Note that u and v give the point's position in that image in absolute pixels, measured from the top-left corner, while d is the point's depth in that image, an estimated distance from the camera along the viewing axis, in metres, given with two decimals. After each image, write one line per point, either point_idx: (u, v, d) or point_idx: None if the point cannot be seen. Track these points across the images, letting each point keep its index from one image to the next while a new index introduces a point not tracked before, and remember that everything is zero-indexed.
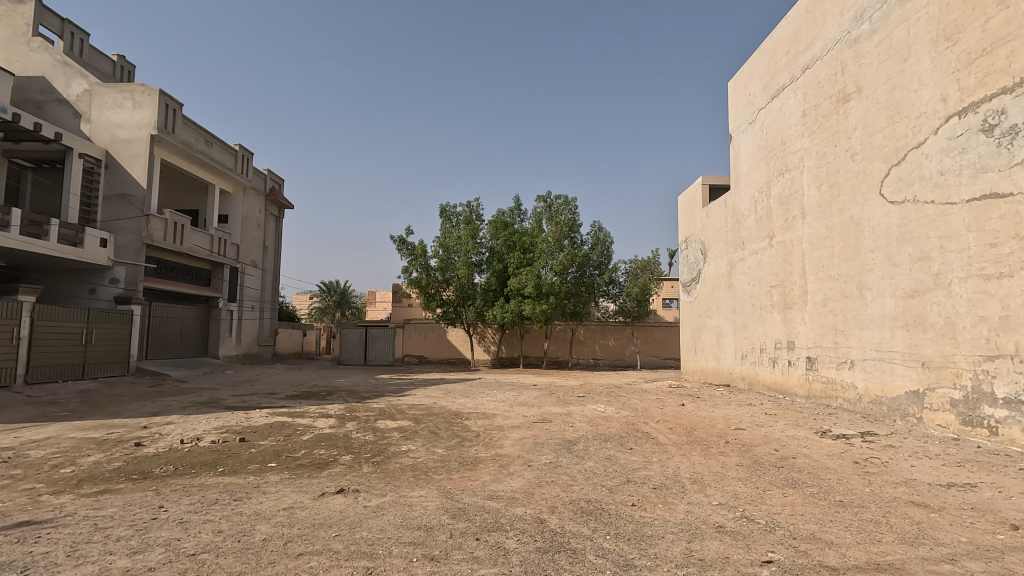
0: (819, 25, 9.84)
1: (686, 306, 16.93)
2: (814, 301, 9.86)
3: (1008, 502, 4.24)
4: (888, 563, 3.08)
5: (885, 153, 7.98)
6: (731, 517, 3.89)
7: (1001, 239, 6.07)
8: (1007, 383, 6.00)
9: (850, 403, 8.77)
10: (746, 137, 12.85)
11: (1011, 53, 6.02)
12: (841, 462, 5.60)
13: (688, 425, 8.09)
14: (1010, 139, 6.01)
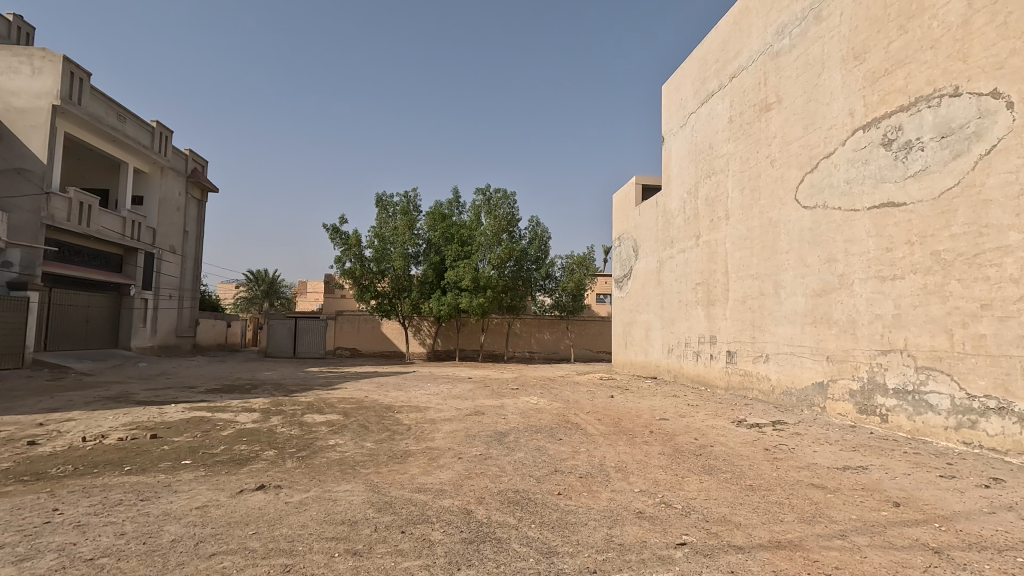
0: (745, 36, 10.37)
1: (618, 301, 17.42)
2: (734, 298, 10.46)
3: (893, 482, 4.69)
4: (789, 541, 3.33)
5: (801, 160, 8.55)
6: (650, 503, 4.07)
7: (895, 245, 6.66)
8: (897, 375, 6.60)
9: (764, 394, 9.37)
10: (677, 139, 13.36)
11: (908, 75, 6.60)
12: (753, 449, 5.98)
13: (616, 416, 8.39)
14: (905, 153, 6.59)
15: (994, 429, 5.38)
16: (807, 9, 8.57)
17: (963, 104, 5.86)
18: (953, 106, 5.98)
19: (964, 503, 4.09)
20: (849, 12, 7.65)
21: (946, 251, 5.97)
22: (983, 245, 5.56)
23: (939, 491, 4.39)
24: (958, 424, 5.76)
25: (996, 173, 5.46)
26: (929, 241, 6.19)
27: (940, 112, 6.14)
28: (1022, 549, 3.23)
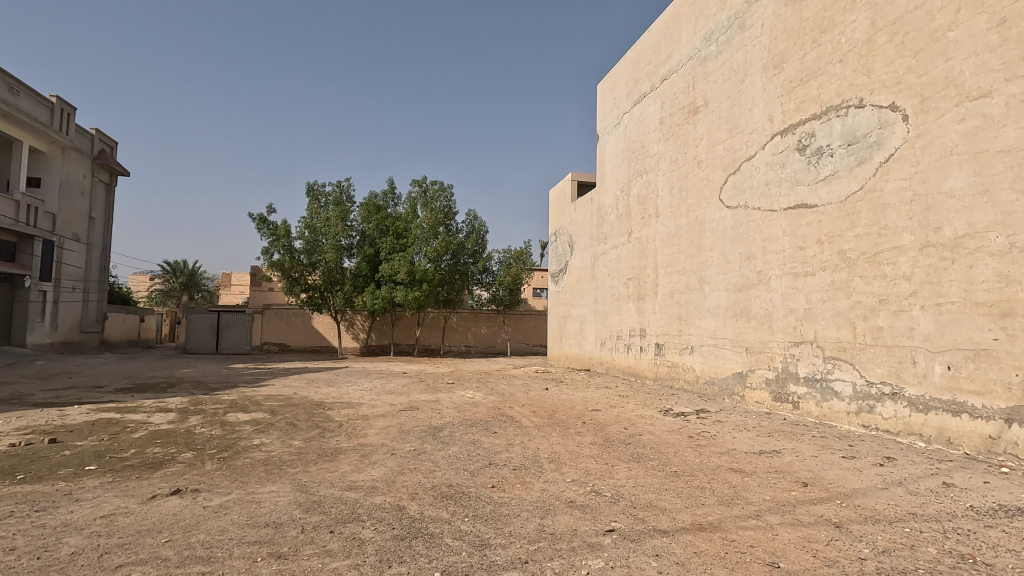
0: (676, 41, 10.76)
1: (553, 296, 17.68)
2: (663, 293, 10.89)
3: (802, 463, 5.05)
4: (709, 523, 3.51)
5: (725, 162, 9.00)
6: (581, 492, 4.17)
7: (807, 244, 7.16)
8: (807, 365, 7.11)
9: (689, 384, 9.82)
10: (611, 138, 13.70)
11: (820, 86, 7.09)
12: (679, 437, 6.26)
13: (550, 408, 8.53)
14: (817, 158, 7.08)
15: (889, 413, 5.92)
16: (732, 18, 9.01)
17: (867, 115, 6.36)
18: (858, 116, 6.48)
19: (862, 480, 4.47)
20: (769, 23, 8.10)
21: (851, 250, 6.48)
22: (881, 245, 6.08)
23: (841, 471, 4.78)
24: (859, 409, 6.28)
25: (893, 179, 5.97)
26: (836, 241, 6.69)
27: (847, 122, 6.64)
28: (909, 520, 3.57)
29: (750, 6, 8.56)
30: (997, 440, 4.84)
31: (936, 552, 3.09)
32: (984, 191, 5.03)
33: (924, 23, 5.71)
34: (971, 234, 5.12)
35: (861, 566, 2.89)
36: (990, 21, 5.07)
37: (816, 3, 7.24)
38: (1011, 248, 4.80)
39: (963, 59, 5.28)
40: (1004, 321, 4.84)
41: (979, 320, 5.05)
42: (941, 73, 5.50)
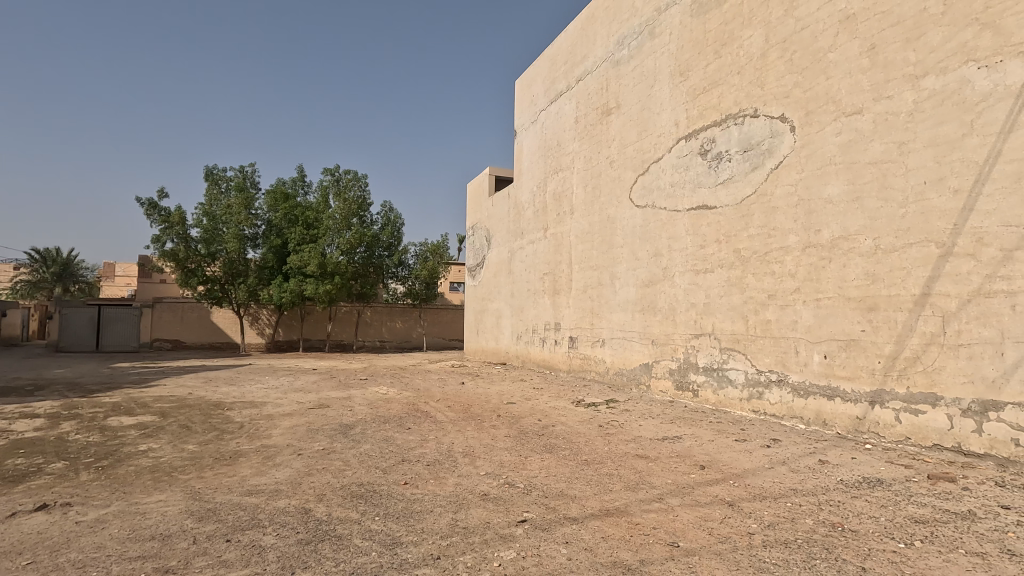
0: (591, 43, 11.06)
1: (470, 290, 17.66)
2: (576, 288, 11.21)
3: (700, 448, 5.40)
4: (616, 508, 3.66)
5: (635, 163, 9.39)
6: (495, 484, 4.20)
7: (707, 243, 7.65)
8: (706, 355, 7.61)
9: (600, 375, 10.19)
10: (528, 134, 13.86)
11: (720, 95, 7.58)
12: (589, 427, 6.48)
13: (465, 402, 8.51)
14: (717, 163, 7.57)
15: (775, 399, 6.47)
16: (643, 25, 9.40)
17: (760, 124, 6.89)
18: (753, 125, 7.00)
19: (752, 461, 4.86)
20: (677, 33, 8.54)
21: (745, 250, 7.00)
22: (771, 245, 6.62)
23: (734, 453, 5.16)
24: (749, 395, 6.83)
25: (782, 185, 6.52)
26: (733, 240, 7.20)
27: (743, 130, 7.15)
28: (790, 496, 3.93)
29: (659, 15, 8.98)
30: (863, 420, 5.45)
31: (812, 523, 3.42)
32: (856, 198, 5.62)
33: (810, 43, 6.25)
34: (845, 236, 5.70)
35: (750, 540, 3.13)
36: (863, 45, 5.64)
37: (717, 17, 7.72)
38: (876, 250, 5.41)
39: (841, 78, 5.85)
40: (870, 315, 5.44)
41: (850, 313, 5.65)
42: (823, 90, 6.06)
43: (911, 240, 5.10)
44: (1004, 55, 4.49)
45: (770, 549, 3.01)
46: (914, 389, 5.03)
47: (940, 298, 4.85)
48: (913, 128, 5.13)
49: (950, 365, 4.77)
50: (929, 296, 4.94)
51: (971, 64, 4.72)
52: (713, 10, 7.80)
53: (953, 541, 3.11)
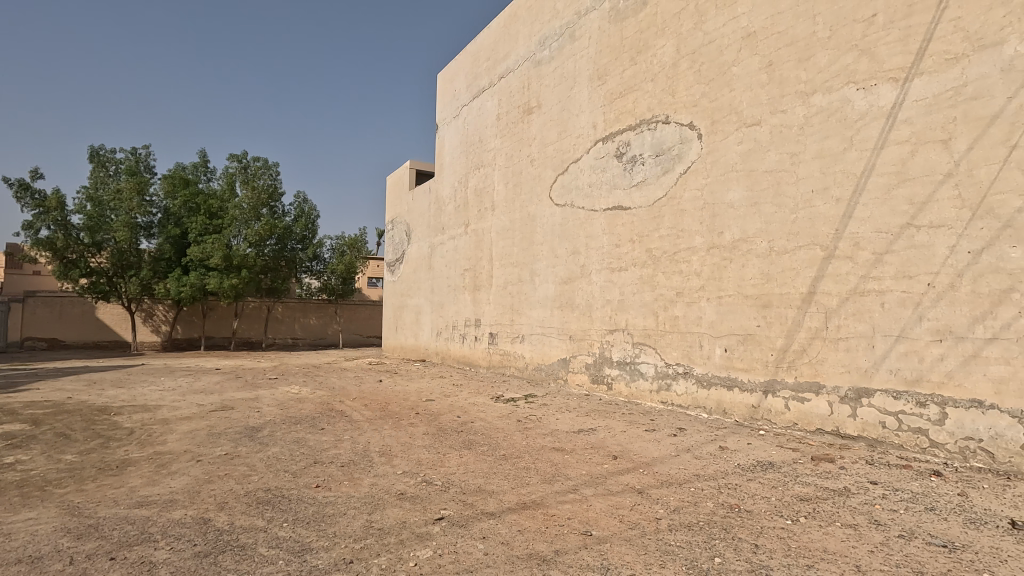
0: (513, 41, 11.14)
1: (389, 286, 17.24)
2: (497, 284, 11.27)
3: (613, 439, 5.61)
4: (533, 501, 3.72)
5: (555, 162, 9.58)
6: (412, 483, 4.13)
7: (622, 242, 7.96)
8: (620, 350, 7.92)
9: (519, 371, 10.32)
10: (450, 129, 13.74)
11: (635, 101, 7.90)
12: (508, 422, 6.54)
13: (383, 400, 8.30)
14: (631, 166, 7.88)
15: (682, 390, 6.86)
16: (564, 27, 9.59)
17: (671, 130, 7.25)
18: (665, 131, 7.35)
19: (660, 450, 5.13)
20: (595, 37, 8.79)
21: (656, 249, 7.36)
22: (680, 245, 7.00)
23: (644, 443, 5.42)
24: (659, 387, 7.19)
25: (690, 189, 6.91)
26: (645, 240, 7.54)
27: (656, 135, 7.50)
28: (694, 481, 4.18)
29: (579, 19, 9.20)
30: (758, 408, 5.91)
31: (713, 505, 3.66)
32: (754, 203, 6.07)
33: (716, 56, 6.66)
34: (745, 238, 6.14)
35: (657, 525, 3.30)
36: (762, 62, 6.10)
37: (633, 24, 8.03)
38: (771, 251, 5.87)
39: (743, 91, 6.28)
40: (765, 311, 5.90)
41: (747, 310, 6.10)
42: (727, 101, 6.48)
43: (800, 244, 5.58)
44: (878, 79, 5.03)
45: (675, 532, 3.19)
46: (801, 379, 5.52)
47: (824, 296, 5.36)
48: (803, 141, 5.62)
49: (830, 356, 5.29)
50: (815, 294, 5.44)
51: (851, 85, 5.24)
52: (629, 18, 8.11)
53: (831, 515, 3.45)
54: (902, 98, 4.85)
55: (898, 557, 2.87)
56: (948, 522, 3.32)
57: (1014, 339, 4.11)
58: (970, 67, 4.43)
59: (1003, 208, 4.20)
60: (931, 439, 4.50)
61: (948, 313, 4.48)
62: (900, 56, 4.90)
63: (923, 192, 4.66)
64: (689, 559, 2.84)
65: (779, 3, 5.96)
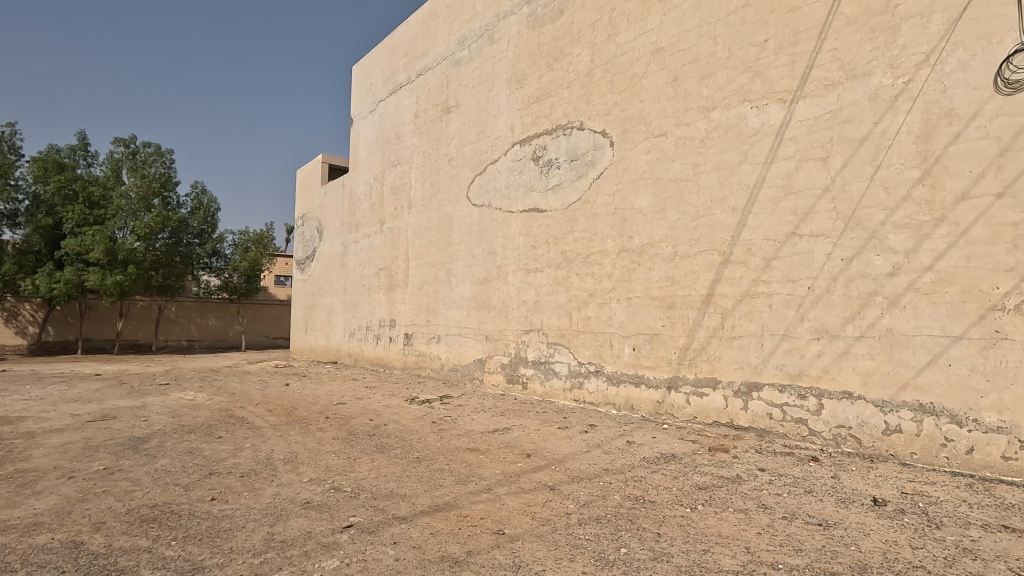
0: (432, 38, 11.01)
1: (298, 284, 16.42)
2: (413, 284, 11.07)
3: (527, 437, 5.69)
4: (446, 503, 3.68)
5: (473, 163, 9.58)
6: (318, 490, 3.94)
7: (538, 244, 8.11)
8: (535, 350, 8.05)
9: (435, 372, 10.20)
10: (365, 124, 13.32)
11: (551, 106, 8.07)
12: (422, 424, 6.43)
13: (289, 404, 7.87)
14: (548, 169, 8.05)
15: (593, 388, 7.09)
16: (483, 29, 9.61)
17: (585, 137, 7.48)
18: (579, 137, 7.58)
19: (571, 446, 5.26)
20: (514, 41, 8.89)
21: (570, 252, 7.56)
22: (592, 248, 7.24)
23: (557, 440, 5.54)
24: (572, 385, 7.39)
25: (602, 194, 7.17)
26: (560, 242, 7.73)
27: (571, 140, 7.71)
28: (603, 475, 4.33)
29: (498, 21, 9.26)
30: (662, 403, 6.24)
31: (620, 498, 3.81)
32: (660, 210, 6.41)
33: (627, 68, 6.96)
34: (652, 243, 6.47)
35: (567, 520, 3.38)
36: (668, 77, 6.45)
37: (550, 31, 8.20)
38: (675, 256, 6.23)
39: (651, 103, 6.62)
40: (669, 312, 6.24)
41: (654, 311, 6.42)
42: (637, 111, 6.79)
43: (701, 249, 5.97)
44: (768, 100, 5.49)
45: (585, 526, 3.28)
46: (700, 375, 5.90)
47: (721, 298, 5.76)
48: (704, 153, 6.02)
49: (726, 354, 5.69)
50: (713, 295, 5.83)
51: (746, 103, 5.67)
52: (547, 25, 8.28)
53: (725, 502, 3.71)
54: (788, 118, 5.33)
55: (781, 537, 3.14)
56: (824, 502, 3.68)
57: (878, 336, 4.64)
58: (844, 93, 4.96)
59: (869, 220, 4.73)
60: (810, 428, 4.98)
61: (824, 314, 4.97)
62: (787, 80, 5.38)
63: (805, 205, 5.15)
64: (598, 551, 2.94)
65: (684, 22, 6.33)
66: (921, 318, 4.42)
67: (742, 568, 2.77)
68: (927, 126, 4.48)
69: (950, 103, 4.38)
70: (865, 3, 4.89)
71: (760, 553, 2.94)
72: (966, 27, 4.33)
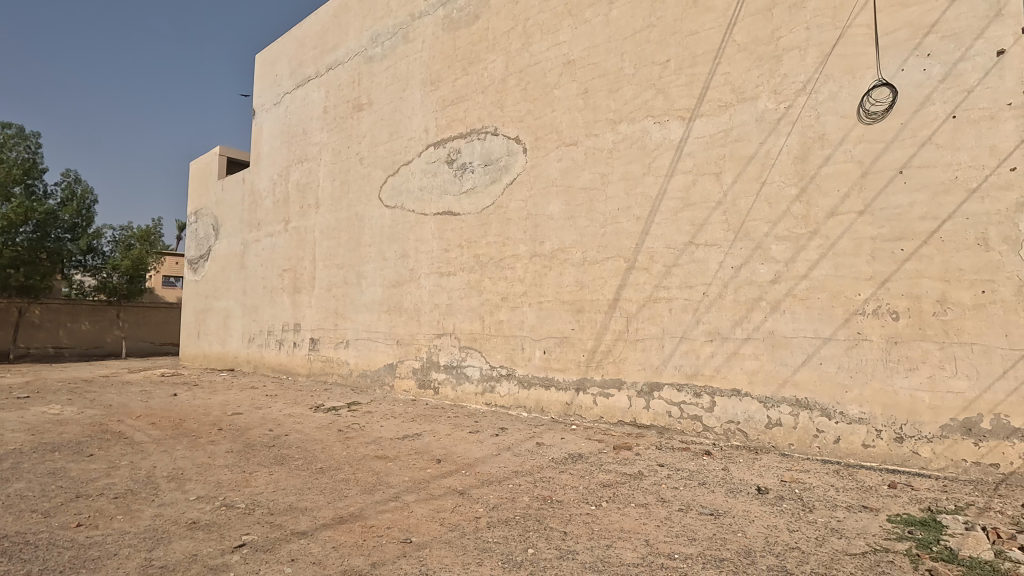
0: (343, 32, 10.63)
1: (189, 286, 15.15)
2: (320, 287, 10.59)
3: (438, 443, 5.61)
4: (350, 514, 3.52)
5: (385, 163, 9.34)
6: (208, 508, 3.64)
7: (451, 247, 8.05)
8: (447, 354, 7.97)
9: (343, 378, 9.80)
10: (269, 117, 12.59)
11: (466, 109, 8.07)
12: (327, 433, 6.15)
13: (177, 416, 7.21)
14: (462, 173, 8.02)
15: (505, 391, 7.14)
16: (397, 27, 9.43)
17: (499, 142, 7.55)
18: (493, 142, 7.63)
19: (482, 450, 5.26)
20: (429, 42, 8.80)
21: (483, 256, 7.58)
22: (505, 252, 7.31)
23: (468, 444, 5.51)
24: (484, 389, 7.39)
25: (515, 199, 7.26)
26: (473, 246, 7.73)
27: (485, 145, 7.74)
28: (513, 478, 4.36)
29: (413, 21, 9.13)
30: (571, 405, 6.41)
31: (528, 499, 3.86)
32: (571, 217, 6.60)
33: (540, 77, 7.12)
34: (562, 248, 6.65)
35: (476, 524, 3.37)
36: (579, 88, 6.67)
37: (466, 35, 8.21)
38: (584, 261, 6.43)
39: (563, 113, 6.81)
40: (578, 315, 6.44)
41: (563, 314, 6.59)
42: (549, 120, 6.96)
43: (608, 255, 6.21)
44: (670, 116, 5.84)
45: (494, 529, 3.28)
46: (606, 376, 6.13)
47: (626, 302, 6.02)
48: (612, 163, 6.28)
49: (630, 355, 5.96)
50: (619, 300, 6.09)
51: (650, 118, 5.99)
52: (462, 29, 8.27)
53: (628, 498, 3.87)
54: (687, 134, 5.70)
55: (678, 528, 3.33)
56: (715, 493, 3.95)
57: (762, 338, 5.07)
58: (735, 114, 5.38)
59: (756, 232, 5.16)
60: (705, 424, 5.33)
61: (717, 317, 5.35)
62: (686, 98, 5.75)
63: (701, 216, 5.52)
64: (505, 554, 2.94)
65: (594, 37, 6.58)
66: (798, 321, 4.89)
67: (642, 560, 2.89)
68: (804, 148, 4.97)
69: (822, 129, 4.89)
70: (753, 33, 5.34)
71: (658, 544, 3.09)
72: (836, 62, 4.86)
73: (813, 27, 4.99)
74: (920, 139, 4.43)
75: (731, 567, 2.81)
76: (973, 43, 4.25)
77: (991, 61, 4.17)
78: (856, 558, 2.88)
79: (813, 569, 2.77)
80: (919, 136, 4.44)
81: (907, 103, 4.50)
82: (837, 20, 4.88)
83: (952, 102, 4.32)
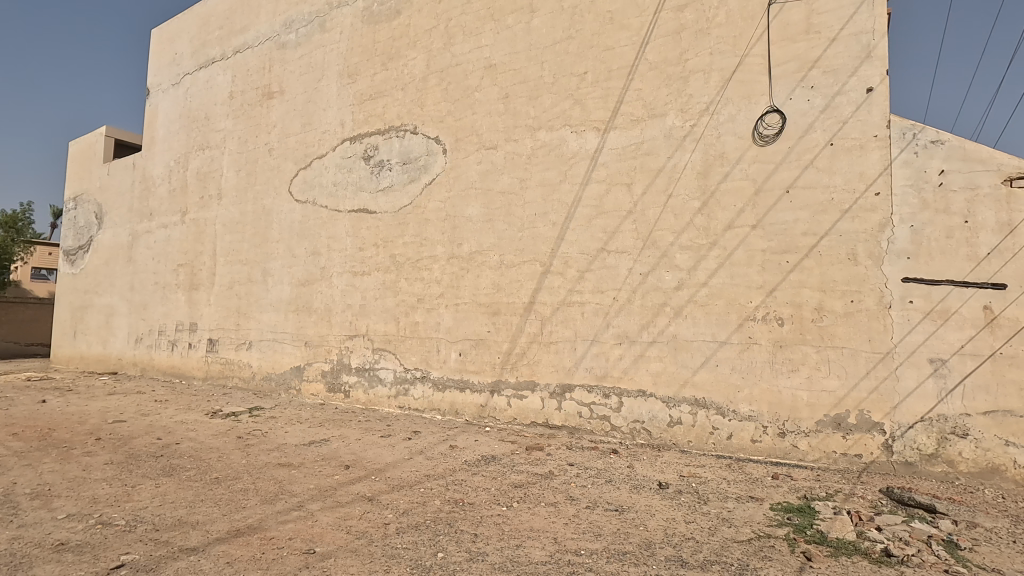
0: (254, 15, 10.00)
1: (65, 279, 13.58)
2: (220, 284, 9.87)
3: (347, 448, 5.41)
4: (249, 526, 3.32)
5: (297, 155, 8.90)
6: (81, 527, 3.27)
7: (366, 246, 7.82)
8: (358, 356, 7.71)
9: (244, 382, 9.19)
10: (166, 97, 11.59)
11: (385, 105, 7.88)
12: (225, 440, 5.73)
13: (46, 426, 6.39)
14: (379, 170, 7.82)
15: (419, 394, 7.03)
16: (314, 14, 9.03)
17: (418, 142, 7.45)
18: (412, 141, 7.51)
19: (393, 454, 5.14)
20: (347, 33, 8.51)
21: (400, 256, 7.43)
22: (422, 253, 7.21)
23: (379, 449, 5.36)
24: (397, 391, 7.23)
25: (433, 200, 7.19)
26: (390, 246, 7.55)
27: (403, 143, 7.61)
28: (424, 481, 4.31)
29: (331, 10, 8.79)
30: (485, 407, 6.43)
31: (440, 502, 3.82)
32: (489, 220, 6.64)
33: (462, 79, 7.09)
34: (480, 251, 6.67)
35: (385, 530, 3.29)
36: (500, 93, 6.72)
37: (386, 30, 8.02)
38: (501, 264, 6.49)
39: (483, 116, 6.84)
40: (494, 318, 6.47)
41: (479, 317, 6.60)
42: (469, 122, 6.96)
43: (525, 259, 6.30)
44: (586, 127, 6.04)
45: (403, 534, 3.23)
46: (521, 379, 6.22)
47: (541, 305, 6.14)
48: (531, 169, 6.39)
49: (544, 358, 6.08)
50: (534, 304, 6.20)
51: (567, 128, 6.17)
52: (383, 23, 8.07)
53: (538, 497, 3.95)
54: (602, 145, 5.92)
55: (584, 525, 3.43)
56: (620, 489, 4.13)
57: (666, 341, 5.36)
58: (646, 129, 5.68)
59: (662, 241, 5.46)
60: (612, 424, 5.56)
61: (625, 322, 5.61)
62: (601, 111, 5.98)
63: (614, 224, 5.76)
64: (413, 559, 2.89)
65: (516, 44, 6.67)
66: (698, 326, 5.23)
67: (549, 558, 2.95)
68: (706, 164, 5.33)
69: (722, 148, 5.27)
70: (664, 54, 5.66)
71: (566, 542, 3.17)
72: (735, 86, 5.27)
73: (716, 53, 5.38)
74: (804, 163, 4.90)
75: (633, 560, 2.94)
76: (848, 79, 4.77)
77: (861, 97, 4.70)
78: (743, 545, 3.12)
79: (706, 557, 2.97)
80: (803, 160, 4.91)
81: (794, 129, 4.97)
82: (736, 48, 5.30)
83: (830, 131, 4.82)
